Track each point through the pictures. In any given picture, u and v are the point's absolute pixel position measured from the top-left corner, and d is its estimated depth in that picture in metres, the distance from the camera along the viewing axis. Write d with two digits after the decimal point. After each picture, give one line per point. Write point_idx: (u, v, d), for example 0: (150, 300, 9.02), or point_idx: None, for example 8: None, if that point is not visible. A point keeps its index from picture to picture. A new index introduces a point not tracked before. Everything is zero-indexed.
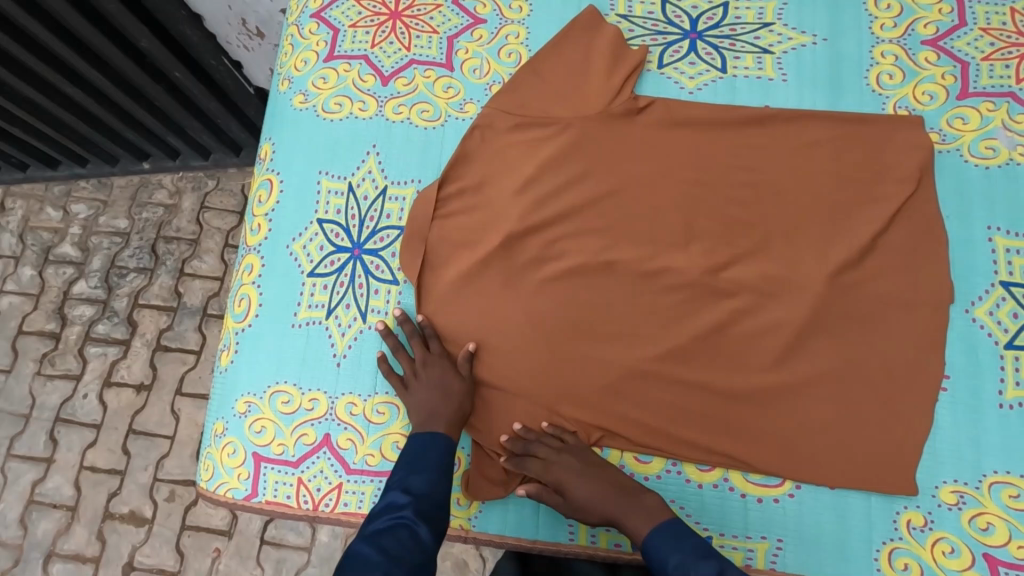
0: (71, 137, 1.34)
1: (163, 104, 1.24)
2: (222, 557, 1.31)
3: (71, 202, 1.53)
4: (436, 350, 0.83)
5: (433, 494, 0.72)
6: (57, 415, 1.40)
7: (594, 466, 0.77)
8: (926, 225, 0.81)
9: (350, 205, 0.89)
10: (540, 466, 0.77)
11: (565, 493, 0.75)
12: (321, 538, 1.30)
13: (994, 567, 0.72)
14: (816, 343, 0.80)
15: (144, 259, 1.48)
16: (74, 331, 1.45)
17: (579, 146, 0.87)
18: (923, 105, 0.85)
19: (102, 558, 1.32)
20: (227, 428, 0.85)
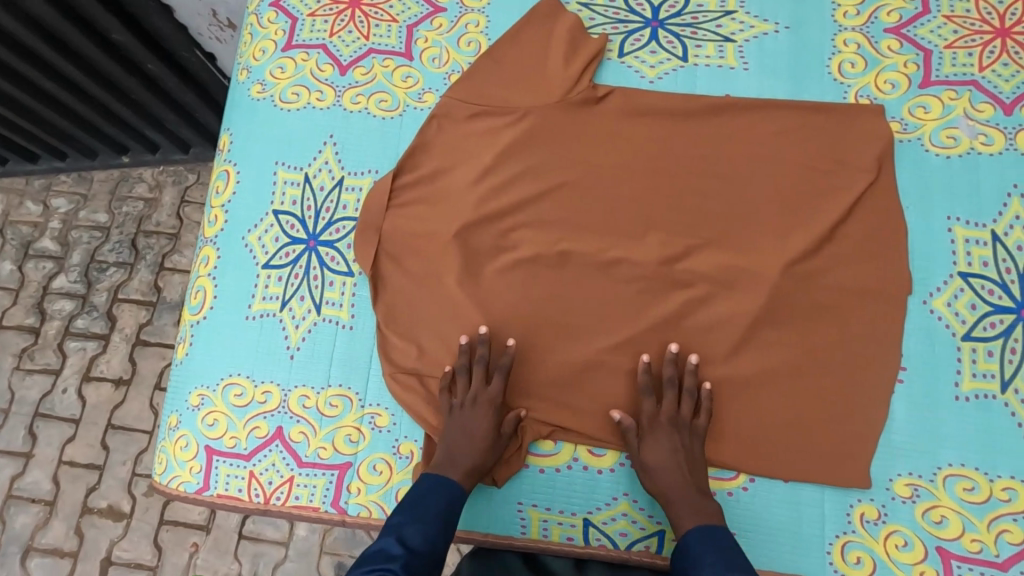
0: (49, 132, 1.31)
1: (139, 97, 1.23)
2: (200, 551, 1.30)
3: (52, 196, 1.52)
4: (493, 391, 0.78)
5: (430, 551, 0.67)
6: (36, 410, 1.39)
7: (689, 449, 0.75)
8: (886, 215, 0.80)
9: (306, 196, 0.88)
10: (651, 412, 0.76)
11: (644, 444, 0.75)
12: (299, 532, 1.29)
13: (947, 561, 0.71)
14: (773, 336, 0.79)
15: (124, 253, 1.47)
16: (53, 326, 1.44)
17: (536, 136, 0.86)
18: (884, 94, 0.84)
19: (79, 552, 1.31)
20: (180, 421, 0.84)
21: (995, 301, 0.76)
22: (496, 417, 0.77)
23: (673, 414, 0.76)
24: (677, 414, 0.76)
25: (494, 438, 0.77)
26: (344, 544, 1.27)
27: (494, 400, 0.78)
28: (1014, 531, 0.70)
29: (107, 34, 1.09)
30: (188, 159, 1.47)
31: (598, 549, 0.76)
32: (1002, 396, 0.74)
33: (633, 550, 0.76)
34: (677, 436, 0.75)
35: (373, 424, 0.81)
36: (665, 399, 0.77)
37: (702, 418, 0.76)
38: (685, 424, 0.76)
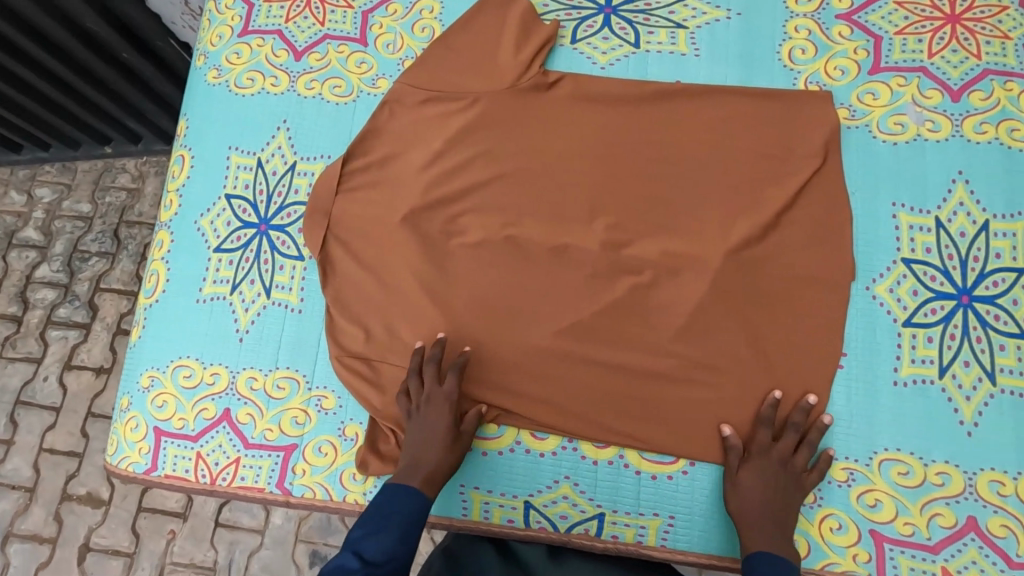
0: (30, 122, 1.31)
1: (118, 86, 1.23)
2: (176, 539, 1.30)
3: (37, 185, 1.53)
4: (448, 388, 0.77)
5: (388, 561, 0.67)
6: (17, 397, 1.40)
7: (784, 492, 0.72)
8: (831, 201, 0.80)
9: (258, 180, 0.89)
10: (764, 445, 0.74)
11: (742, 474, 0.73)
12: (274, 520, 1.29)
13: (879, 543, 0.72)
14: (717, 321, 0.79)
15: (106, 243, 1.47)
16: (36, 315, 1.44)
17: (486, 121, 0.86)
18: (834, 80, 0.84)
19: (59, 538, 1.32)
20: (131, 403, 0.85)
21: (937, 288, 0.76)
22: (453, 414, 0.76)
23: (786, 455, 0.73)
24: (790, 458, 0.73)
25: (454, 435, 0.76)
26: (319, 532, 1.28)
27: (449, 397, 0.77)
28: (946, 515, 0.71)
29: (83, 24, 1.09)
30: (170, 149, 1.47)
31: (539, 530, 0.78)
32: (940, 381, 0.74)
33: (573, 533, 0.77)
34: (780, 476, 0.72)
35: (320, 406, 0.81)
36: (784, 439, 0.74)
37: (811, 470, 0.73)
38: (793, 467, 0.73)
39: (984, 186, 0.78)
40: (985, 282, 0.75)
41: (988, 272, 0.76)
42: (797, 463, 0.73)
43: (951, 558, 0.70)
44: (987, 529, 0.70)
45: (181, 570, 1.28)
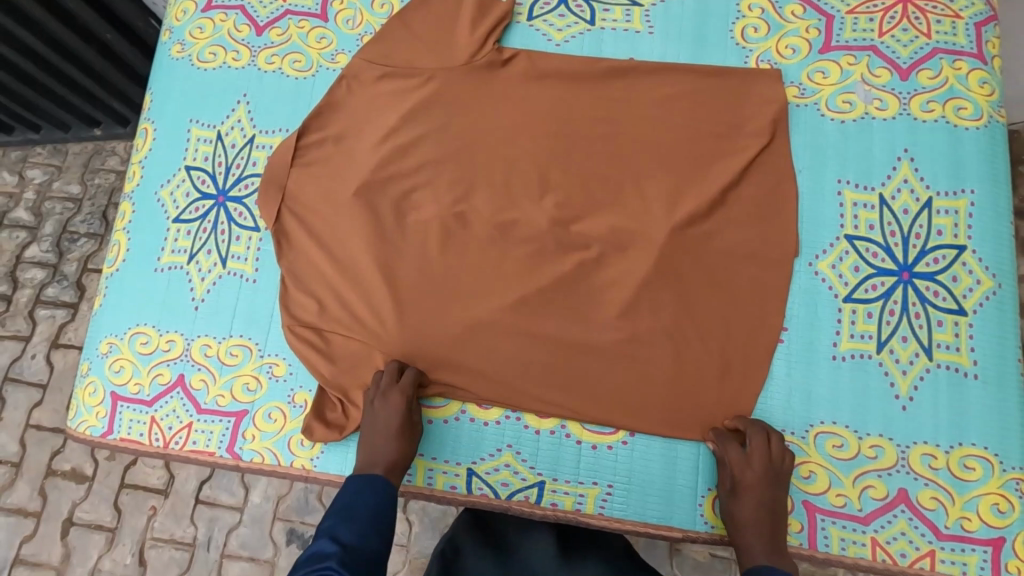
0: (15, 102, 1.33)
1: (100, 68, 1.25)
2: (157, 515, 1.33)
3: (27, 167, 1.54)
4: (405, 383, 0.78)
5: (363, 547, 0.68)
6: (5, 374, 1.42)
7: (777, 502, 0.71)
8: (776, 180, 0.80)
9: (217, 152, 0.90)
10: (741, 462, 0.72)
11: (737, 496, 0.71)
12: (253, 498, 1.32)
13: (812, 514, 0.72)
14: (660, 295, 0.79)
15: (95, 224, 1.50)
16: (25, 294, 1.46)
17: (440, 97, 0.87)
18: (785, 58, 0.84)
19: (43, 513, 1.35)
20: (90, 368, 0.87)
21: (878, 264, 0.77)
22: (409, 406, 0.77)
23: (765, 458, 0.71)
24: (770, 460, 0.71)
25: (411, 426, 0.77)
26: (296, 511, 1.30)
27: (405, 391, 0.77)
28: (878, 487, 0.72)
29: (64, 5, 1.09)
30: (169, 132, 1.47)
31: (480, 497, 0.79)
32: (878, 356, 0.75)
33: (513, 499, 0.78)
34: (769, 489, 0.71)
35: (271, 373, 0.83)
36: (753, 444, 0.72)
37: (790, 467, 0.72)
38: (778, 478, 0.71)
39: (928, 163, 0.79)
40: (926, 259, 0.76)
41: (929, 249, 0.76)
42: (780, 469, 0.71)
43: (881, 529, 0.71)
44: (917, 501, 0.71)
45: (162, 545, 1.31)
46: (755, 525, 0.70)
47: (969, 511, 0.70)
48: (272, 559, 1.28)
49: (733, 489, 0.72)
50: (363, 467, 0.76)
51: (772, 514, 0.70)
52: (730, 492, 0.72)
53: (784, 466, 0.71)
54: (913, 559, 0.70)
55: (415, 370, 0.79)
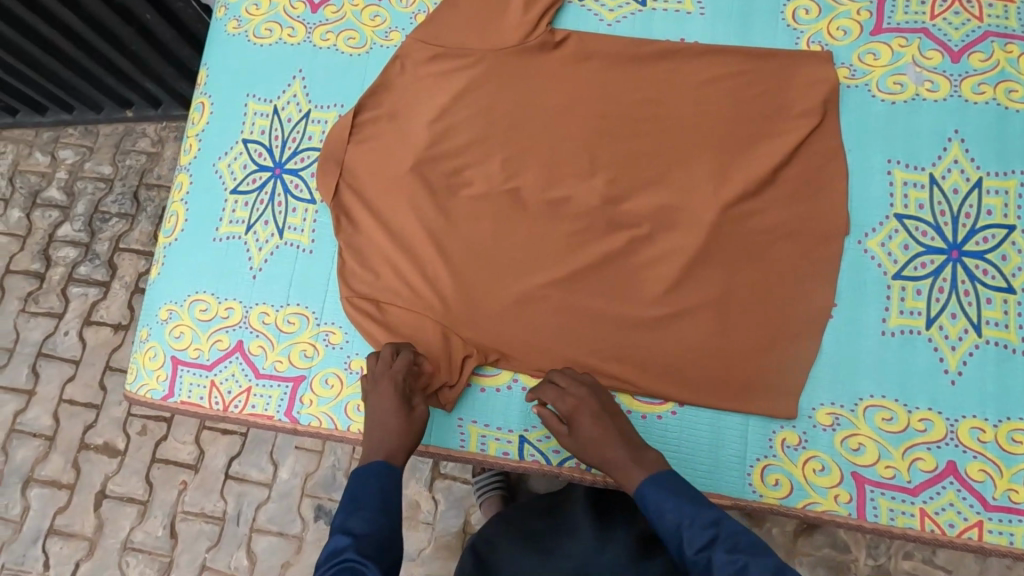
0: (50, 79, 1.36)
1: (139, 50, 1.27)
2: (188, 489, 1.36)
3: (59, 147, 1.57)
4: (396, 368, 0.78)
5: (376, 533, 0.68)
6: (39, 349, 1.46)
7: (608, 410, 0.76)
8: (826, 161, 0.82)
9: (274, 126, 0.92)
10: (558, 394, 0.76)
11: (574, 426, 0.75)
12: (281, 475, 1.34)
13: (861, 485, 0.74)
14: (708, 271, 0.81)
15: (126, 204, 1.52)
16: (57, 272, 1.49)
17: (492, 77, 0.89)
18: (835, 40, 0.85)
19: (76, 485, 1.38)
20: (150, 334, 0.90)
21: (927, 243, 0.78)
22: (401, 393, 0.78)
23: (569, 383, 0.77)
24: (571, 381, 0.78)
25: (409, 414, 0.77)
26: (323, 487, 1.33)
27: (397, 377, 0.78)
28: (927, 460, 0.74)
29: None
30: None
31: (532, 463, 0.82)
32: (927, 332, 0.76)
33: (565, 466, 0.81)
34: (591, 402, 0.76)
35: (327, 341, 0.85)
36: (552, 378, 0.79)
37: (592, 378, 0.79)
38: (593, 390, 0.77)
39: (978, 146, 0.80)
40: (975, 238, 0.78)
41: (979, 229, 0.78)
42: (587, 384, 0.78)
43: (930, 500, 0.73)
44: (965, 473, 0.73)
45: (192, 519, 1.34)
46: (603, 439, 0.73)
47: (1016, 483, 0.72)
48: (300, 534, 1.31)
49: (569, 426, 0.76)
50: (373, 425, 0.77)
51: (608, 418, 0.75)
52: (568, 433, 0.76)
53: (586, 379, 0.78)
54: (961, 529, 0.72)
55: (408, 352, 0.79)
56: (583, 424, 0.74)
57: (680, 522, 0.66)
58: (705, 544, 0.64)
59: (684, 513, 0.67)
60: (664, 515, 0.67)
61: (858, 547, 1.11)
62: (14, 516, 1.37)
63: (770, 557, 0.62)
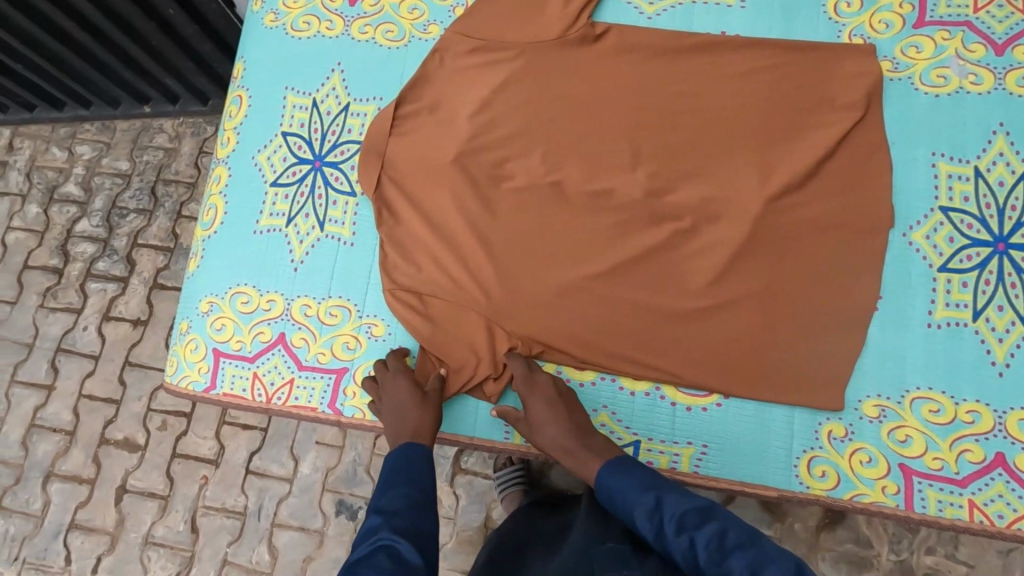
0: (68, 73, 1.35)
1: (160, 44, 1.24)
2: (208, 484, 1.35)
3: (77, 143, 1.56)
4: (395, 363, 0.82)
5: (409, 510, 0.67)
6: (58, 344, 1.45)
7: (563, 396, 0.79)
8: (870, 153, 0.82)
9: (314, 119, 0.93)
10: (521, 377, 0.80)
11: (529, 411, 0.79)
12: (302, 470, 1.33)
13: (909, 477, 0.74)
14: (751, 263, 0.81)
15: (143, 199, 1.50)
16: (76, 268, 1.48)
17: (533, 70, 0.89)
18: (878, 33, 0.85)
19: (97, 479, 1.37)
20: (190, 326, 0.90)
21: (974, 235, 0.78)
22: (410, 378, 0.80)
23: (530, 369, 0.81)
24: (533, 368, 0.81)
25: (422, 397, 0.79)
26: (345, 482, 1.31)
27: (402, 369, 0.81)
28: (975, 451, 0.74)
29: None
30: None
31: None
32: (973, 324, 0.77)
33: None
34: (552, 389, 0.79)
35: (369, 333, 0.86)
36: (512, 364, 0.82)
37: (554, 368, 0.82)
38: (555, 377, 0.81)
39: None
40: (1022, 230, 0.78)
41: None
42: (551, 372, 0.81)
43: (979, 491, 0.73)
44: (1014, 465, 0.73)
45: (213, 513, 1.33)
46: (552, 421, 0.77)
47: None
48: (321, 528, 1.29)
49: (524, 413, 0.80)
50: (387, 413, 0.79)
51: (562, 405, 0.78)
52: (524, 419, 0.79)
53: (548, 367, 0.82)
54: (1010, 520, 0.72)
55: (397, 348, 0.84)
56: (535, 407, 0.78)
57: (635, 510, 0.66)
58: (657, 527, 0.64)
59: (636, 499, 0.67)
60: (621, 507, 0.68)
61: (881, 542, 1.11)
62: (36, 510, 1.37)
63: (714, 523, 0.60)
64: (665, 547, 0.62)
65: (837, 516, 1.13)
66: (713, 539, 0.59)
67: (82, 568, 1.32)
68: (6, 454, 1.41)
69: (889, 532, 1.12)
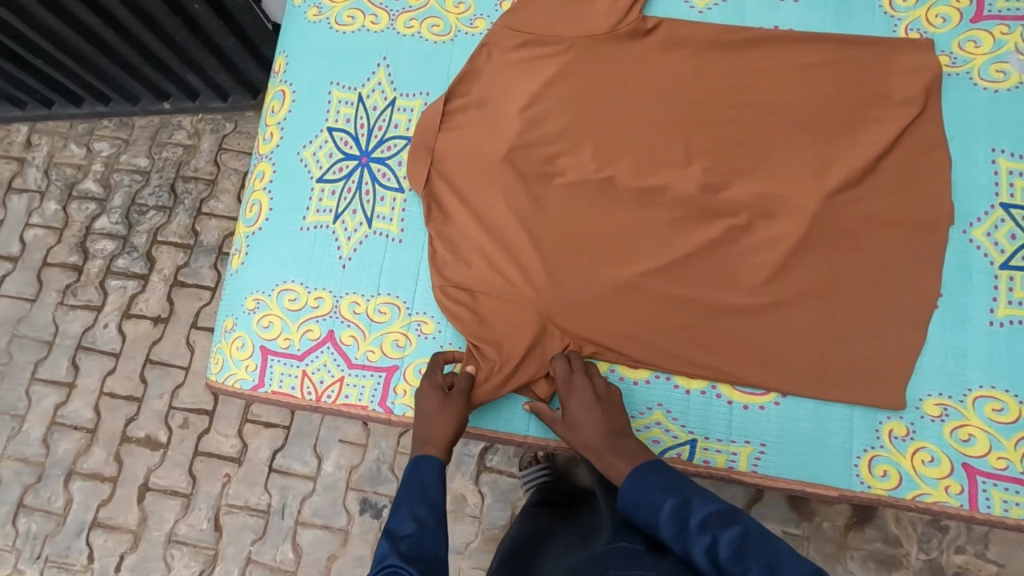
0: (89, 70, 1.31)
1: (183, 40, 1.21)
2: (231, 482, 1.29)
3: (94, 139, 1.49)
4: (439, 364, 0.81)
5: (418, 532, 0.67)
6: (79, 342, 1.38)
7: (603, 398, 0.78)
8: (929, 148, 0.81)
9: (359, 114, 0.92)
10: (563, 377, 0.79)
11: (566, 410, 0.78)
12: (326, 468, 1.27)
13: (972, 476, 0.74)
14: (809, 259, 0.80)
15: (163, 197, 1.44)
16: (96, 265, 1.41)
17: (583, 65, 0.87)
18: (935, 28, 0.84)
19: (119, 477, 1.30)
20: (235, 324, 0.89)
21: None
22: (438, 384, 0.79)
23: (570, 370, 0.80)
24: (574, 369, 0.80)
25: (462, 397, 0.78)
26: (369, 480, 1.26)
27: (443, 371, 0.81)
28: None
29: None
30: (257, 106, 1.44)
31: None
32: None
33: (665, 457, 0.80)
34: (590, 389, 0.78)
35: (419, 330, 0.85)
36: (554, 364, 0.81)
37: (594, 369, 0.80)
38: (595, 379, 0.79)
39: None
40: None
41: None
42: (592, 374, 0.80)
43: None
44: None
45: (236, 511, 1.27)
46: (587, 423, 0.76)
47: None
48: (346, 527, 1.24)
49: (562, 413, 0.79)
50: (430, 414, 0.78)
51: (599, 407, 0.77)
52: (561, 418, 0.78)
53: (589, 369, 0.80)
54: None
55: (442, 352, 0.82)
56: (573, 409, 0.77)
57: (657, 508, 0.67)
58: (678, 526, 0.64)
59: (659, 498, 0.67)
60: (640, 504, 0.68)
61: (910, 541, 1.11)
62: (57, 509, 1.30)
63: (736, 526, 0.62)
64: (686, 546, 0.63)
65: (865, 514, 1.12)
66: (734, 541, 0.61)
67: (105, 567, 1.26)
68: (25, 452, 1.33)
69: (917, 531, 1.11)
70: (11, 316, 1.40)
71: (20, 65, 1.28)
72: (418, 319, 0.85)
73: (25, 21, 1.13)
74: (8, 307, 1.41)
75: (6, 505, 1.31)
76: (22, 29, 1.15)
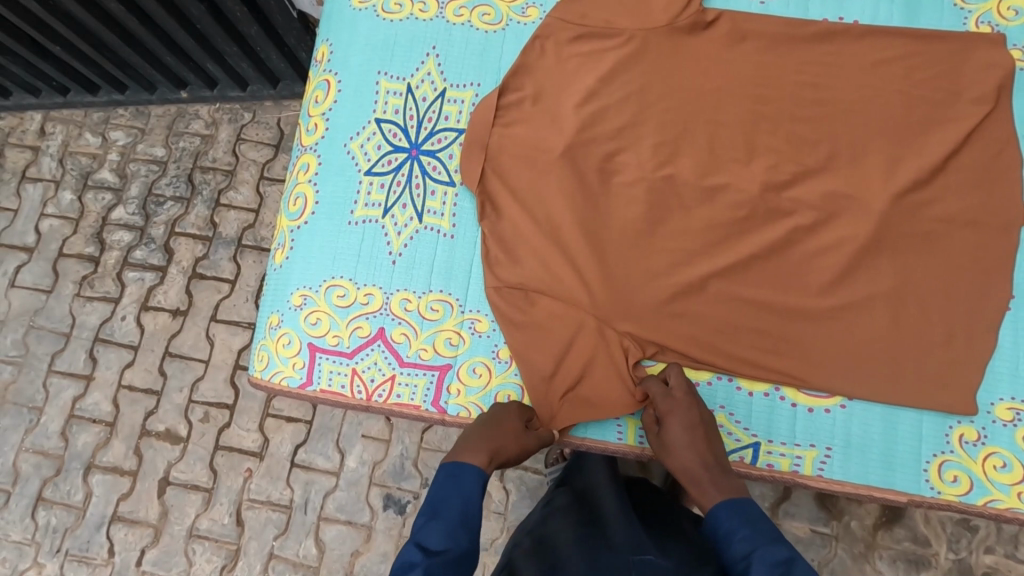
0: (110, 60, 1.27)
1: (206, 27, 1.16)
2: (253, 477, 1.26)
3: (110, 128, 1.45)
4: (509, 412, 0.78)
5: (451, 548, 0.67)
6: (96, 334, 1.35)
7: (702, 422, 0.75)
8: (1000, 147, 0.78)
9: (408, 106, 0.89)
10: (661, 393, 0.76)
11: (665, 425, 0.75)
12: (349, 463, 1.24)
13: None
14: (878, 261, 0.77)
15: (180, 187, 1.40)
16: (113, 255, 1.38)
17: (642, 58, 0.84)
18: (1006, 21, 0.83)
19: (138, 472, 1.28)
20: (282, 320, 0.86)
21: None
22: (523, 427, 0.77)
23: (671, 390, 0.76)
24: (679, 390, 0.75)
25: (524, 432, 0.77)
26: (392, 476, 1.23)
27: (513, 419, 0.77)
28: None
29: None
30: (276, 95, 1.39)
31: None
32: None
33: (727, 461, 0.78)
34: (692, 412, 0.74)
35: (473, 328, 0.83)
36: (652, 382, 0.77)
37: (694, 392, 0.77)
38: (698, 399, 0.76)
39: None
40: None
41: None
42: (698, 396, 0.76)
43: None
44: None
45: (259, 507, 1.24)
46: (684, 447, 0.73)
47: None
48: (369, 523, 1.21)
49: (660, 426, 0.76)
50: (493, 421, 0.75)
51: (701, 432, 0.74)
52: (658, 432, 0.77)
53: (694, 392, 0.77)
54: None
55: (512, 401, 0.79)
56: (674, 430, 0.74)
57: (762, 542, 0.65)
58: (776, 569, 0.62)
59: (757, 539, 0.65)
60: (732, 540, 0.66)
61: (938, 540, 1.09)
62: (77, 502, 1.27)
63: None
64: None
65: (894, 513, 1.10)
66: None
67: (126, 561, 1.24)
68: (44, 444, 1.31)
69: (946, 530, 1.09)
70: (29, 307, 1.38)
71: (38, 53, 1.24)
72: (472, 317, 0.83)
73: (45, 6, 1.09)
74: (26, 299, 1.38)
75: (24, 498, 1.28)
76: (44, 17, 1.11)
